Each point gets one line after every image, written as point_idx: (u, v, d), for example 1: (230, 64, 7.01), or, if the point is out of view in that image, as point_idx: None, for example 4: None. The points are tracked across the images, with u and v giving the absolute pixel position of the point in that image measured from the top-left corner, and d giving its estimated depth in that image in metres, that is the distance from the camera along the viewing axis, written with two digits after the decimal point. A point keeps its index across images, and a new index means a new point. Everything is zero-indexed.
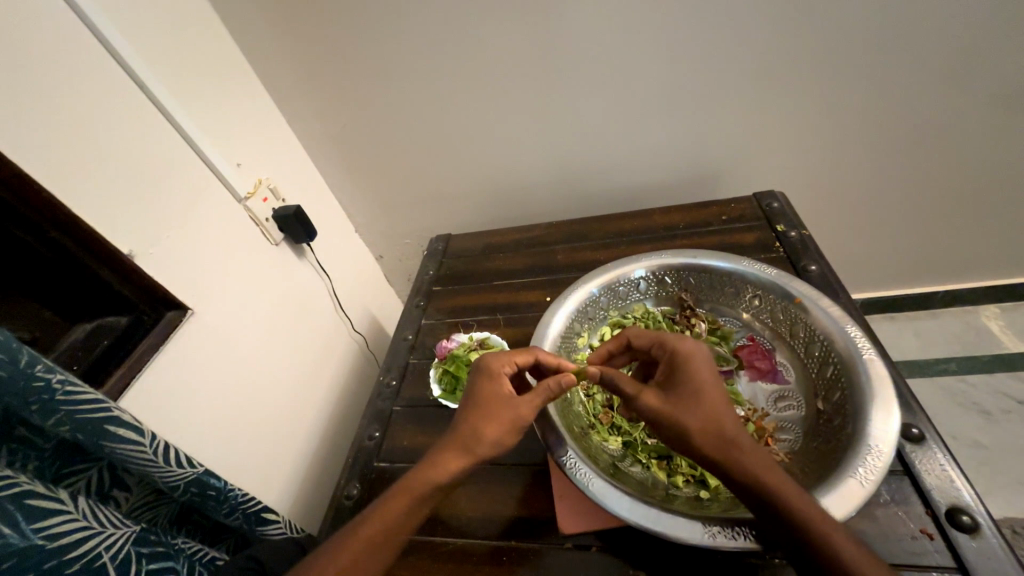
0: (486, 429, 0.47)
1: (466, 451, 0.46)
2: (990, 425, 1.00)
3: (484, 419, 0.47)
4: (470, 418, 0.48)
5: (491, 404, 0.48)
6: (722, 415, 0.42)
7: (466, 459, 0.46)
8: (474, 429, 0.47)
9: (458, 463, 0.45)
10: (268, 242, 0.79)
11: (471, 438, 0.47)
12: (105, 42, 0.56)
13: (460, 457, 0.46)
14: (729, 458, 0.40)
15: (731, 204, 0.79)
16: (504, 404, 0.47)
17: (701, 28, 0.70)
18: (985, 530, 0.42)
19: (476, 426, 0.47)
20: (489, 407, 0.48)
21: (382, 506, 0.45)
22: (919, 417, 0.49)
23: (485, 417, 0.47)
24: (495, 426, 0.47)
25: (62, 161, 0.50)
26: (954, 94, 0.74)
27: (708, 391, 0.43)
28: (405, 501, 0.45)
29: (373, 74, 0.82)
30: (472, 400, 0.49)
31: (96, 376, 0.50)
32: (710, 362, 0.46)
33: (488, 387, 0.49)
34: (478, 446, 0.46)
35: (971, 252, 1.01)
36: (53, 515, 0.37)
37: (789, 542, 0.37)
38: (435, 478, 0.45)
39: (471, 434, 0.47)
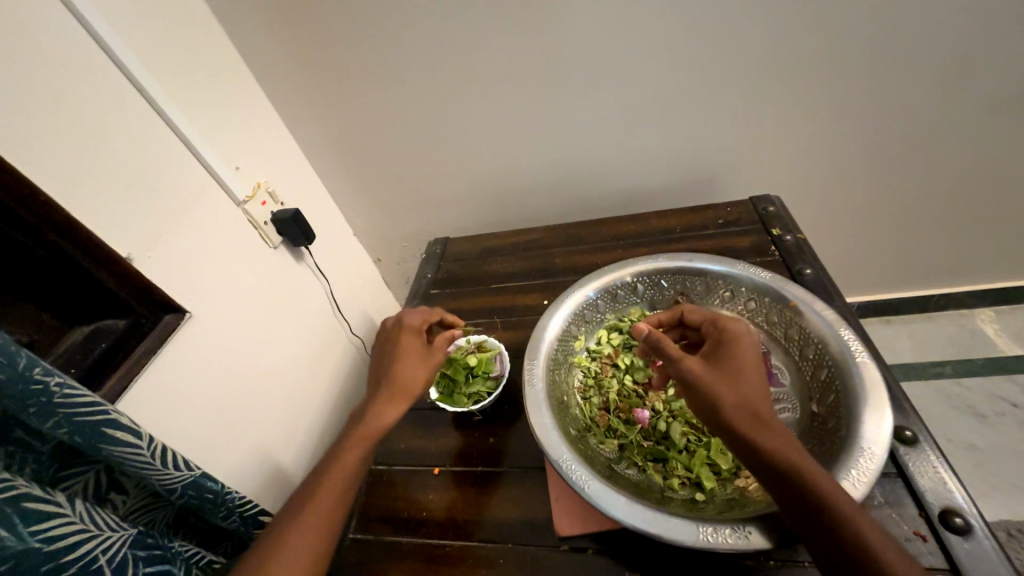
0: (419, 369, 0.56)
1: (405, 395, 0.54)
2: (984, 427, 1.01)
3: (418, 363, 0.57)
4: (401, 364, 0.56)
5: (415, 350, 0.58)
6: (758, 391, 0.43)
7: (404, 402, 0.54)
8: (410, 376, 0.55)
9: (402, 406, 0.53)
10: (267, 245, 0.79)
11: (404, 381, 0.55)
12: (106, 48, 0.56)
13: (401, 402, 0.54)
14: (757, 429, 0.41)
15: (726, 208, 0.80)
16: (423, 351, 0.58)
17: (696, 34, 0.71)
18: (977, 532, 0.42)
19: (407, 370, 0.55)
20: (416, 351, 0.58)
21: (342, 457, 0.50)
22: (912, 419, 0.50)
23: (414, 360, 0.57)
24: (426, 367, 0.57)
25: (62, 165, 0.50)
26: (945, 100, 0.75)
27: (749, 366, 0.45)
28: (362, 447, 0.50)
29: (372, 79, 0.82)
30: (397, 350, 0.57)
31: (94, 379, 0.50)
32: (756, 343, 0.47)
33: (405, 340, 0.58)
34: (414, 385, 0.55)
35: (965, 256, 1.02)
36: (50, 517, 0.37)
37: (798, 515, 0.37)
38: (380, 425, 0.52)
39: (405, 377, 0.55)
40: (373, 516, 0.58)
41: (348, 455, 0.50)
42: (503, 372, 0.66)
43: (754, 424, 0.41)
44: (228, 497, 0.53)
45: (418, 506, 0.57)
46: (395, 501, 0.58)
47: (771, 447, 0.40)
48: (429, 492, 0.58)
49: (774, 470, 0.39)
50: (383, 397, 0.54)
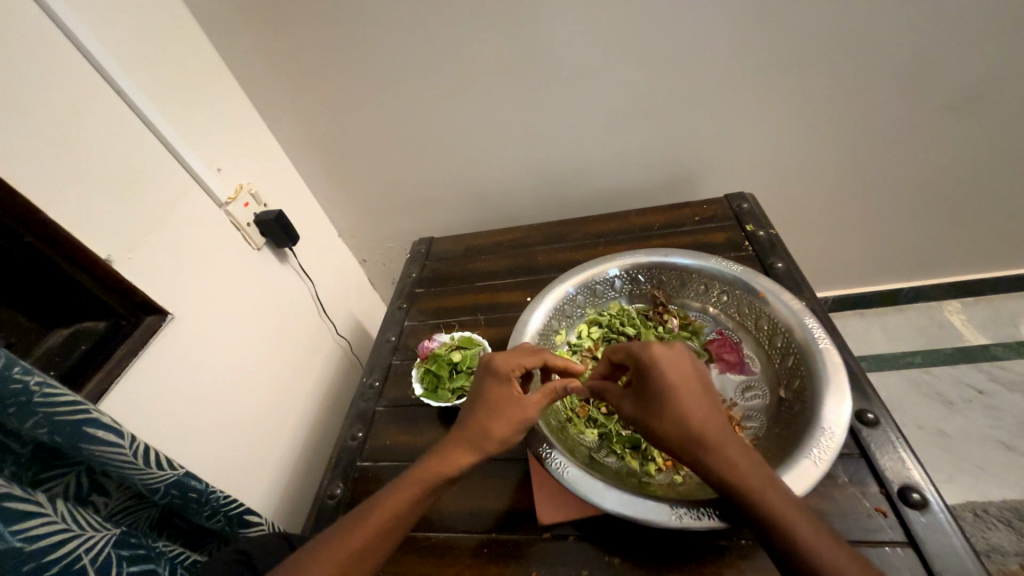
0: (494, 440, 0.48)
1: (475, 448, 0.48)
2: (953, 414, 1.05)
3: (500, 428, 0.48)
4: (481, 414, 0.49)
5: (501, 403, 0.49)
6: (693, 412, 0.42)
7: (472, 455, 0.47)
8: (485, 428, 0.48)
9: (467, 458, 0.47)
10: (249, 247, 0.79)
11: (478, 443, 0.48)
12: (82, 48, 0.56)
13: (468, 453, 0.47)
14: (695, 452, 0.41)
15: (703, 205, 0.82)
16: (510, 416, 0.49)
17: (669, 36, 0.73)
18: (933, 506, 0.44)
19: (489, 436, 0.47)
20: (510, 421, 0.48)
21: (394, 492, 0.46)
22: (874, 403, 0.52)
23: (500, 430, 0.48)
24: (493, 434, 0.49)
25: (39, 164, 0.50)
26: (906, 100, 0.79)
27: (675, 390, 0.43)
28: (425, 483, 0.46)
29: (357, 82, 0.83)
30: (494, 403, 0.49)
31: (74, 381, 0.50)
32: (677, 357, 0.45)
33: (506, 392, 0.49)
34: (487, 442, 0.48)
35: (932, 251, 1.07)
36: (30, 518, 0.37)
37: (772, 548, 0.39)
38: (445, 469, 0.47)
39: (488, 436, 0.47)
40: None
41: (401, 493, 0.46)
42: None
43: (689, 451, 0.41)
44: (213, 496, 0.53)
45: None
46: None
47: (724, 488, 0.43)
48: None
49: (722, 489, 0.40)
50: (461, 439, 0.48)
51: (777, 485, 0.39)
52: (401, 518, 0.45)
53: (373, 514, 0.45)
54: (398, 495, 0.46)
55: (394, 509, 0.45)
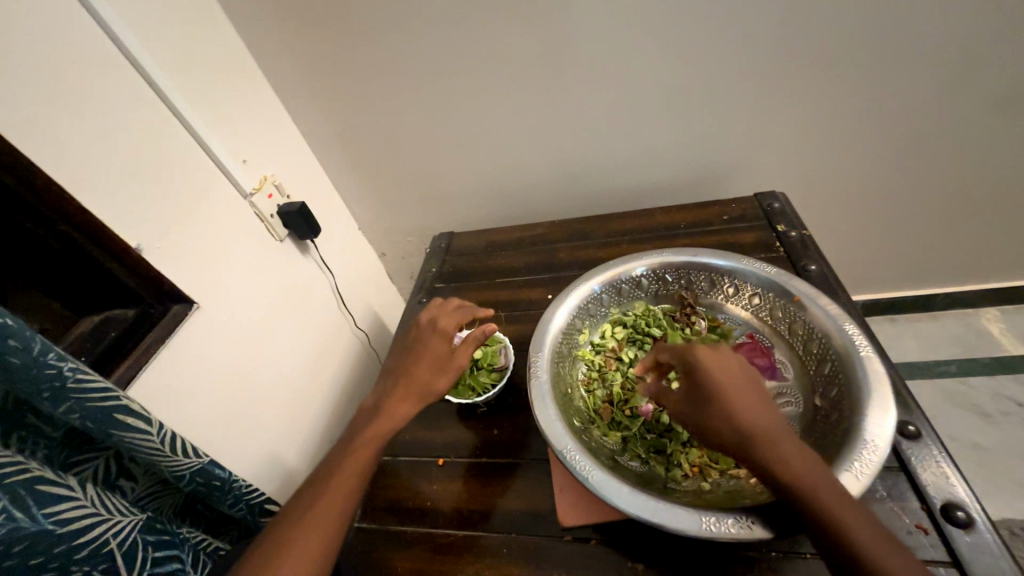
0: (422, 366, 0.55)
1: (418, 398, 0.53)
2: (989, 427, 1.00)
3: (419, 358, 0.56)
4: (421, 368, 0.55)
5: (436, 356, 0.56)
6: (750, 409, 0.41)
7: (415, 404, 0.53)
8: (425, 378, 0.54)
9: (410, 408, 0.52)
10: (272, 238, 0.80)
11: (416, 381, 0.54)
12: (114, 39, 0.56)
13: (412, 404, 0.53)
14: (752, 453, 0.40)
15: (732, 204, 0.79)
16: (442, 352, 0.56)
17: (703, 28, 0.70)
18: (979, 525, 0.42)
19: (418, 370, 0.55)
20: (420, 348, 0.56)
21: (352, 452, 0.50)
22: (915, 415, 0.50)
23: (422, 358, 0.55)
24: (447, 376, 0.55)
25: (71, 152, 0.51)
26: (952, 97, 0.75)
27: (734, 387, 0.42)
28: (371, 443, 0.50)
29: (380, 74, 0.82)
30: (426, 354, 0.56)
31: (103, 367, 0.51)
32: (734, 358, 0.45)
33: (433, 344, 0.56)
34: (428, 391, 0.54)
35: (972, 255, 1.02)
36: (63, 502, 0.38)
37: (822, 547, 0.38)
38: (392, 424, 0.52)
39: (424, 382, 0.54)
40: (378, 506, 0.58)
41: (359, 448, 0.50)
42: (507, 364, 0.66)
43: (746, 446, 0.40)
44: (235, 484, 0.53)
45: (423, 496, 0.58)
46: (399, 491, 0.59)
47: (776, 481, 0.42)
48: (433, 483, 0.59)
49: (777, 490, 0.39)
50: (400, 394, 0.53)
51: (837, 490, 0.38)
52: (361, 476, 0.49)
53: (336, 476, 0.48)
54: (355, 453, 0.50)
55: (358, 462, 0.49)
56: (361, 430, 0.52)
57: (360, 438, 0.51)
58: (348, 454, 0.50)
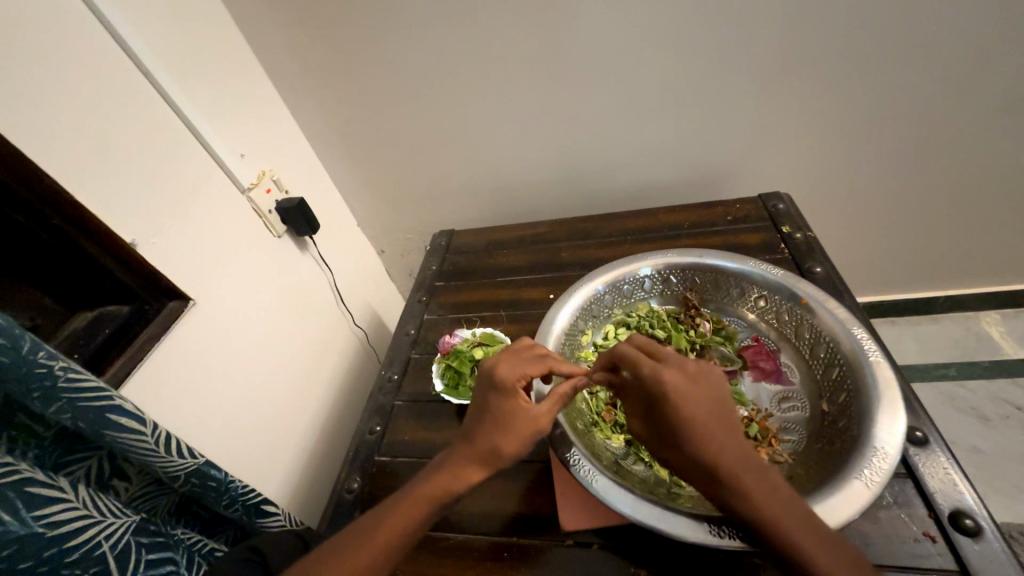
0: (493, 426, 0.46)
1: (487, 464, 0.45)
2: (988, 430, 1.00)
3: (489, 417, 0.47)
4: (491, 429, 0.46)
5: (511, 416, 0.46)
6: (711, 444, 0.39)
7: (483, 470, 0.45)
8: (498, 443, 0.45)
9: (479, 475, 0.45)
10: (270, 234, 0.79)
11: (488, 442, 0.45)
12: (112, 30, 0.55)
13: (481, 470, 0.45)
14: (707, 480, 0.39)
15: (736, 205, 0.79)
16: (517, 412, 0.46)
17: (710, 26, 0.69)
18: (988, 533, 0.42)
19: (487, 430, 0.46)
20: (490, 408, 0.47)
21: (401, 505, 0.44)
22: (923, 420, 0.49)
23: (492, 418, 0.46)
24: (523, 438, 0.45)
25: (62, 143, 0.49)
26: (959, 99, 0.74)
27: (695, 422, 0.40)
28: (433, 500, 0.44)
29: (381, 70, 0.81)
30: (497, 416, 0.46)
31: (98, 364, 0.50)
32: (696, 388, 0.41)
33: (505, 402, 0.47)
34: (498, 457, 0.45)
35: (974, 259, 1.01)
36: (53, 503, 0.37)
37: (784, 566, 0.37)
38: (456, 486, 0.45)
39: (495, 446, 0.45)
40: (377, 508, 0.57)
41: (416, 499, 0.44)
42: None
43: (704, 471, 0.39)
44: (232, 485, 0.52)
45: None
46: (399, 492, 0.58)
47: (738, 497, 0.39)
48: (472, 506, 0.54)
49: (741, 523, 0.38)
50: (467, 454, 0.46)
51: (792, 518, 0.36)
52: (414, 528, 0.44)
53: (388, 520, 0.44)
54: (413, 505, 0.44)
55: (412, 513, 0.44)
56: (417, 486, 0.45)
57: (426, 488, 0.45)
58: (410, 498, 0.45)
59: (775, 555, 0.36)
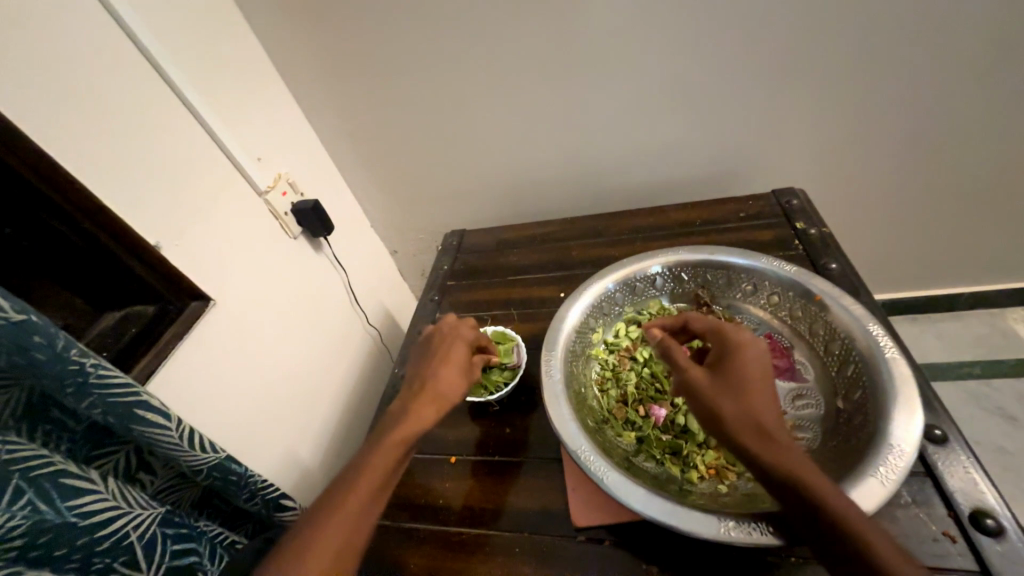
0: (449, 367, 0.55)
1: (436, 402, 0.52)
2: (1014, 430, 0.97)
3: (445, 361, 0.55)
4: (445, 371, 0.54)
5: (456, 359, 0.56)
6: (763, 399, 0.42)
7: (434, 411, 0.51)
8: (446, 382, 0.54)
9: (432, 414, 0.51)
10: (286, 236, 0.80)
11: (444, 384, 0.54)
12: (135, 41, 0.58)
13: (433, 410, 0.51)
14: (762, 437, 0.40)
15: (748, 201, 0.78)
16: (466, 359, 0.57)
17: (718, 23, 0.69)
18: (1011, 534, 0.41)
19: (443, 373, 0.54)
20: (447, 353, 0.57)
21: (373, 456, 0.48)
22: (942, 418, 0.48)
23: (449, 360, 0.56)
24: (467, 381, 0.55)
25: (88, 150, 0.51)
26: (981, 89, 0.72)
27: (756, 376, 0.43)
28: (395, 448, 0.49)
29: (392, 73, 0.83)
30: (449, 359, 0.56)
31: (125, 361, 0.52)
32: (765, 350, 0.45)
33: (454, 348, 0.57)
34: (445, 398, 0.53)
35: (999, 253, 0.98)
36: (85, 494, 0.38)
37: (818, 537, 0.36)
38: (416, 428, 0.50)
39: (445, 387, 0.53)
40: (391, 503, 0.58)
41: (379, 455, 0.48)
42: (520, 362, 0.66)
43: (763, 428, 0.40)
44: (251, 479, 0.54)
45: (435, 494, 0.58)
46: (412, 488, 0.59)
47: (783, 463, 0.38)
48: (445, 481, 0.59)
49: (782, 486, 0.38)
50: (420, 398, 0.52)
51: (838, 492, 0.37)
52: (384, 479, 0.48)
53: (354, 481, 0.47)
54: (378, 458, 0.48)
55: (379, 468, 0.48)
56: (388, 435, 0.50)
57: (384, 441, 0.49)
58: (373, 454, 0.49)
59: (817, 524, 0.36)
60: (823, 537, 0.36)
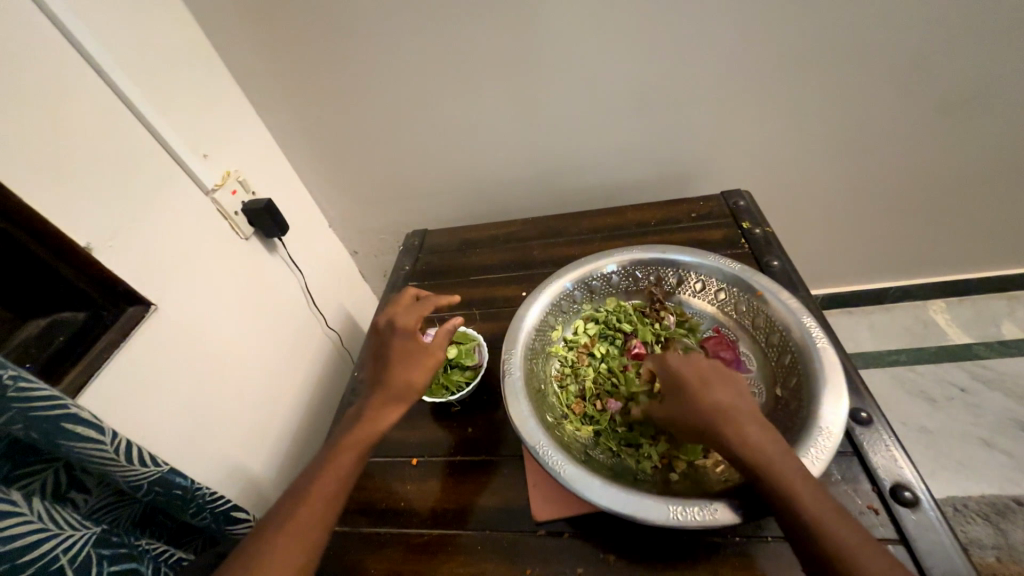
0: (394, 366, 0.53)
1: (401, 398, 0.52)
2: (935, 411, 1.07)
3: (389, 361, 0.53)
4: (396, 368, 0.52)
5: (406, 353, 0.54)
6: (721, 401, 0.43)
7: (403, 405, 0.51)
8: (404, 379, 0.52)
9: (398, 409, 0.51)
10: (237, 236, 0.77)
11: (394, 383, 0.52)
12: (65, 31, 0.53)
13: (398, 405, 0.51)
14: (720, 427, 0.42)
15: (699, 202, 0.82)
16: (410, 349, 0.54)
17: (671, 31, 0.72)
18: (924, 504, 0.45)
19: (393, 371, 0.52)
20: (387, 352, 0.54)
21: (330, 460, 0.48)
22: (867, 402, 0.53)
23: (391, 359, 0.53)
24: (422, 369, 0.53)
25: (9, 143, 0.47)
26: (902, 100, 0.79)
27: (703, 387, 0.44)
28: (355, 449, 0.49)
29: (350, 70, 0.80)
30: (397, 356, 0.53)
31: (51, 373, 0.48)
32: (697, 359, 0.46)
33: (399, 342, 0.54)
34: (409, 391, 0.52)
35: (920, 251, 1.08)
36: (6, 517, 0.35)
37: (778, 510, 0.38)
38: (376, 428, 0.50)
39: (402, 382, 0.52)
40: (351, 509, 0.57)
41: (338, 458, 0.48)
42: (481, 362, 0.66)
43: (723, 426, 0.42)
44: (199, 492, 0.51)
45: (396, 497, 0.57)
46: (372, 492, 0.58)
47: (740, 443, 0.41)
48: (407, 483, 0.58)
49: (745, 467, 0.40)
50: (380, 400, 0.51)
51: (796, 466, 0.39)
52: (346, 480, 0.48)
53: (315, 485, 0.46)
54: (336, 462, 0.48)
55: (339, 471, 0.48)
56: (345, 438, 0.49)
57: (342, 444, 0.49)
58: (332, 457, 0.48)
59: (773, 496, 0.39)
60: (781, 511, 0.38)
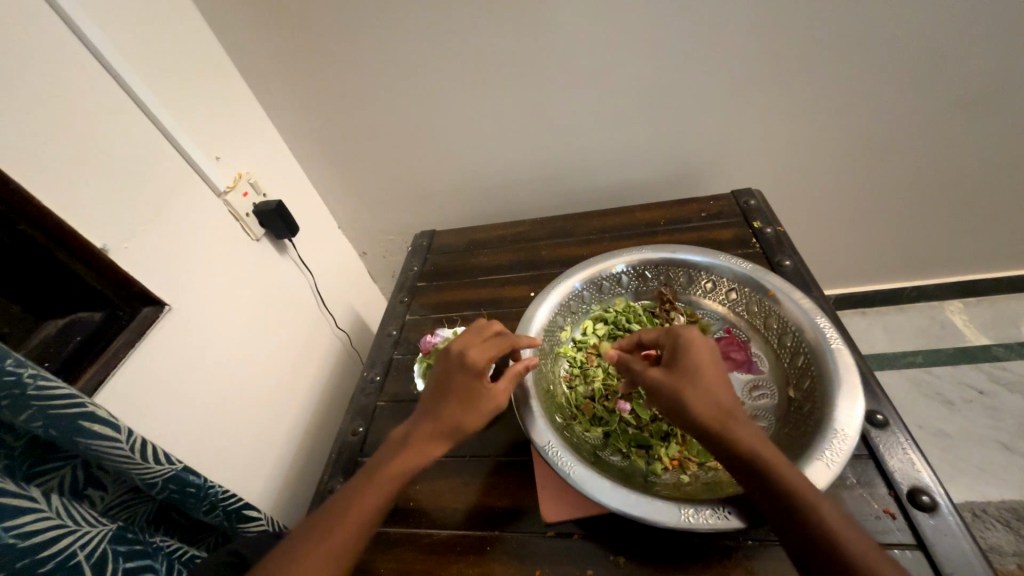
0: (452, 404, 0.50)
1: (449, 438, 0.49)
2: (952, 414, 1.05)
3: (447, 396, 0.50)
4: (451, 406, 0.50)
5: (467, 392, 0.50)
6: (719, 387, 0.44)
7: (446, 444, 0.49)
8: (459, 420, 0.49)
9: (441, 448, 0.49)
10: (248, 238, 0.78)
11: (447, 420, 0.49)
12: (85, 40, 0.55)
13: (443, 443, 0.49)
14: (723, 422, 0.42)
15: (709, 201, 0.81)
16: (472, 389, 0.50)
17: (680, 30, 0.71)
18: (942, 509, 0.44)
19: (448, 408, 0.49)
20: (449, 386, 0.51)
21: (367, 487, 0.46)
22: (883, 404, 0.52)
23: (450, 395, 0.50)
24: (480, 412, 0.50)
25: (30, 147, 0.48)
26: (918, 98, 0.78)
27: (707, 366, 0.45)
28: (394, 479, 0.47)
29: (360, 74, 0.81)
30: (456, 394, 0.50)
31: (69, 371, 0.49)
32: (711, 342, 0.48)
33: (462, 379, 0.50)
34: (459, 433, 0.49)
35: (937, 251, 1.06)
36: (26, 514, 0.36)
37: (778, 512, 0.38)
38: (418, 462, 0.48)
39: (454, 421, 0.49)
40: None
41: (376, 487, 0.46)
42: None
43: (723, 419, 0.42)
44: (212, 490, 0.52)
45: (406, 496, 0.57)
46: None
47: (742, 441, 0.40)
48: (416, 483, 0.58)
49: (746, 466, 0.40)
50: (427, 433, 0.49)
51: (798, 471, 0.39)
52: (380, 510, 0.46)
53: (348, 512, 0.44)
54: (373, 489, 0.46)
55: (375, 499, 0.46)
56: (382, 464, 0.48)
57: (382, 471, 0.47)
58: (369, 483, 0.46)
59: (773, 497, 0.38)
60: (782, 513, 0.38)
